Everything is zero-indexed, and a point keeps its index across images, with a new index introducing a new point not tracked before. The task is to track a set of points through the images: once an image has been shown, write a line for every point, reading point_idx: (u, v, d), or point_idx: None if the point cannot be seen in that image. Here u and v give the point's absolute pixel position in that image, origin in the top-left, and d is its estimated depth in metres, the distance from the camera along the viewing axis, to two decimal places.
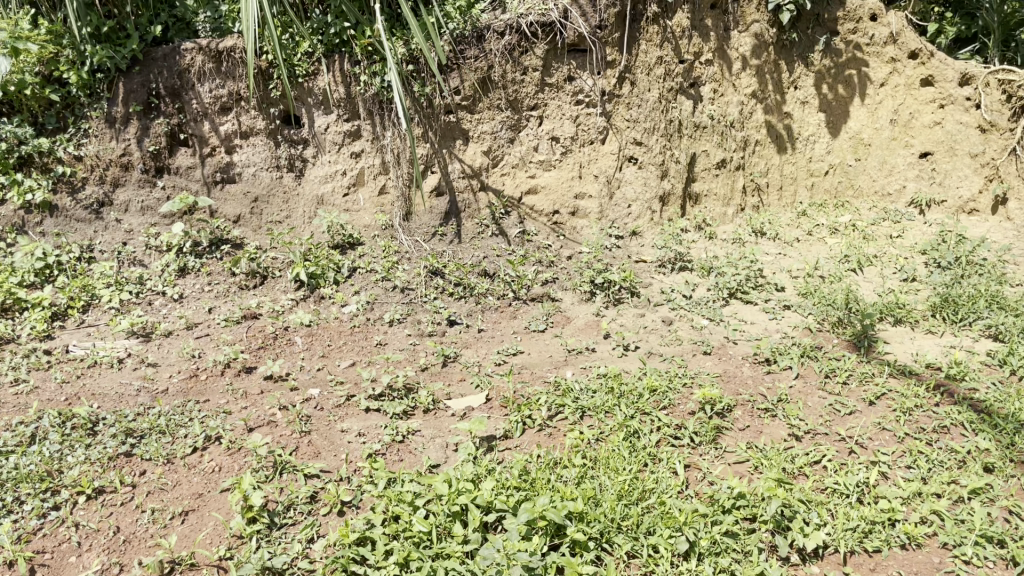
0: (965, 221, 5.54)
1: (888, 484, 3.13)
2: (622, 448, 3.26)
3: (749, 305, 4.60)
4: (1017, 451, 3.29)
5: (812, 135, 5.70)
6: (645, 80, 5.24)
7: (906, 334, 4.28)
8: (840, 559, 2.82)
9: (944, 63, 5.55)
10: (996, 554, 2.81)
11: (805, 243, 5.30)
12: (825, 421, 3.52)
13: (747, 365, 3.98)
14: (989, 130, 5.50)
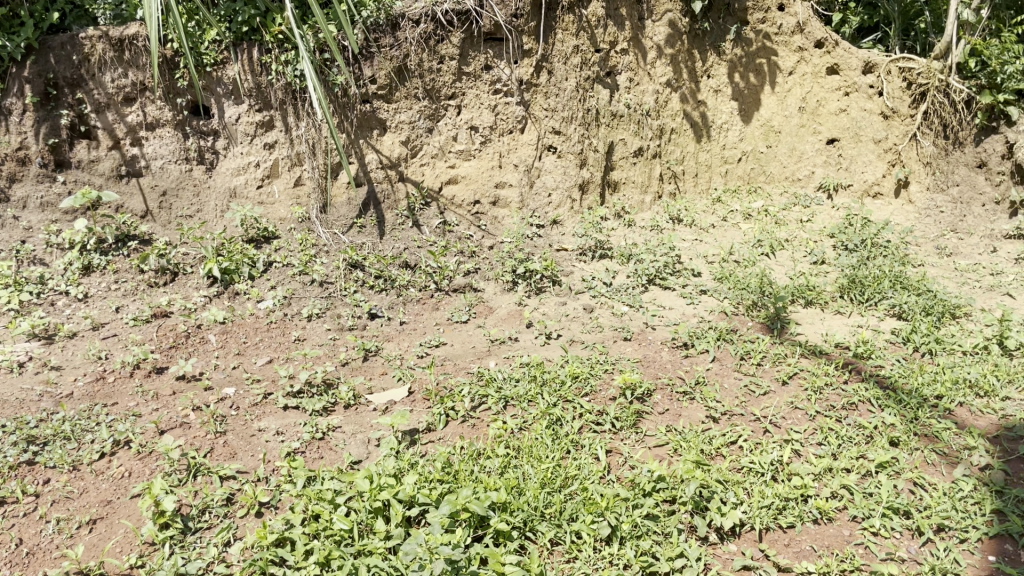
0: (869, 205, 5.76)
1: (801, 461, 3.24)
2: (544, 437, 3.28)
3: (668, 291, 4.69)
4: (920, 425, 3.45)
5: (725, 123, 5.84)
6: (562, 69, 5.29)
7: (816, 315, 4.44)
8: (756, 536, 2.91)
9: (849, 52, 5.77)
10: (902, 525, 2.93)
11: (720, 229, 5.43)
12: (741, 402, 3.61)
13: (666, 350, 4.06)
14: (892, 118, 5.75)
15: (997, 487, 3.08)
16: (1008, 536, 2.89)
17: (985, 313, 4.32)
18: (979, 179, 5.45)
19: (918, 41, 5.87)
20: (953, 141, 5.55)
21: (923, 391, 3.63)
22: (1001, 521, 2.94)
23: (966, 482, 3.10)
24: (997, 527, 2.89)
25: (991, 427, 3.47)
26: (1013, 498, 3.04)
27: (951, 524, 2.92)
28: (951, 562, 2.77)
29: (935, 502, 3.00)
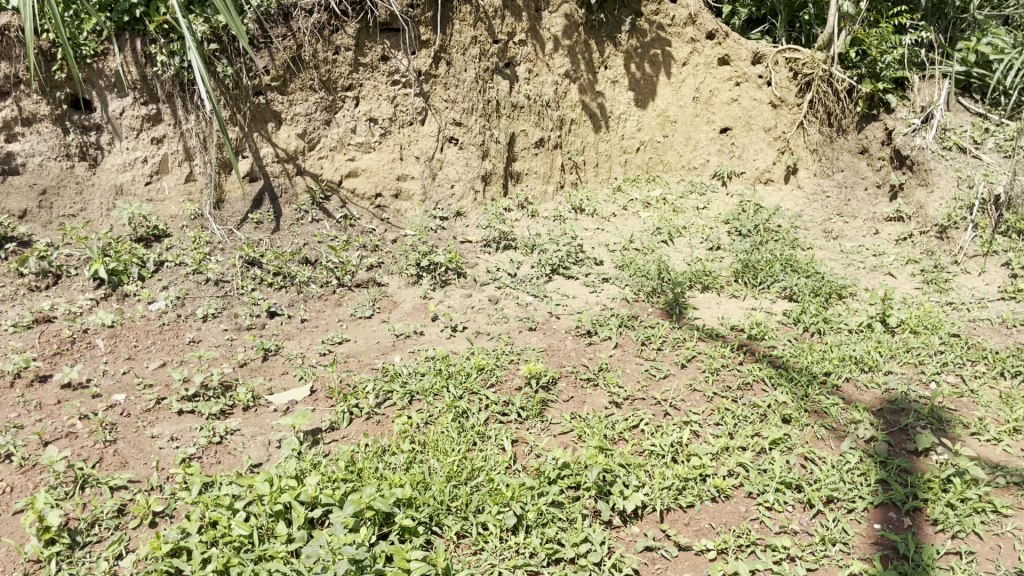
0: (761, 190, 5.96)
1: (699, 442, 3.34)
2: (450, 430, 3.27)
3: (571, 281, 4.74)
4: (810, 402, 3.61)
5: (623, 113, 5.95)
6: (461, 60, 5.28)
7: (713, 299, 4.58)
8: (658, 517, 2.99)
9: (738, 44, 5.94)
10: (794, 499, 3.06)
11: (621, 218, 5.53)
12: (642, 386, 3.70)
13: (571, 339, 4.11)
14: (778, 106, 5.92)
15: (881, 458, 3.25)
16: (892, 504, 3.05)
17: (868, 292, 4.55)
18: (861, 165, 5.67)
19: (803, 33, 6.09)
20: (838, 129, 5.76)
21: (812, 368, 3.80)
22: (885, 490, 3.11)
23: (853, 455, 3.25)
24: (881, 496, 3.06)
25: (875, 401, 3.66)
26: (895, 467, 3.21)
27: (839, 496, 3.07)
28: (840, 531, 2.91)
29: (824, 475, 3.15)
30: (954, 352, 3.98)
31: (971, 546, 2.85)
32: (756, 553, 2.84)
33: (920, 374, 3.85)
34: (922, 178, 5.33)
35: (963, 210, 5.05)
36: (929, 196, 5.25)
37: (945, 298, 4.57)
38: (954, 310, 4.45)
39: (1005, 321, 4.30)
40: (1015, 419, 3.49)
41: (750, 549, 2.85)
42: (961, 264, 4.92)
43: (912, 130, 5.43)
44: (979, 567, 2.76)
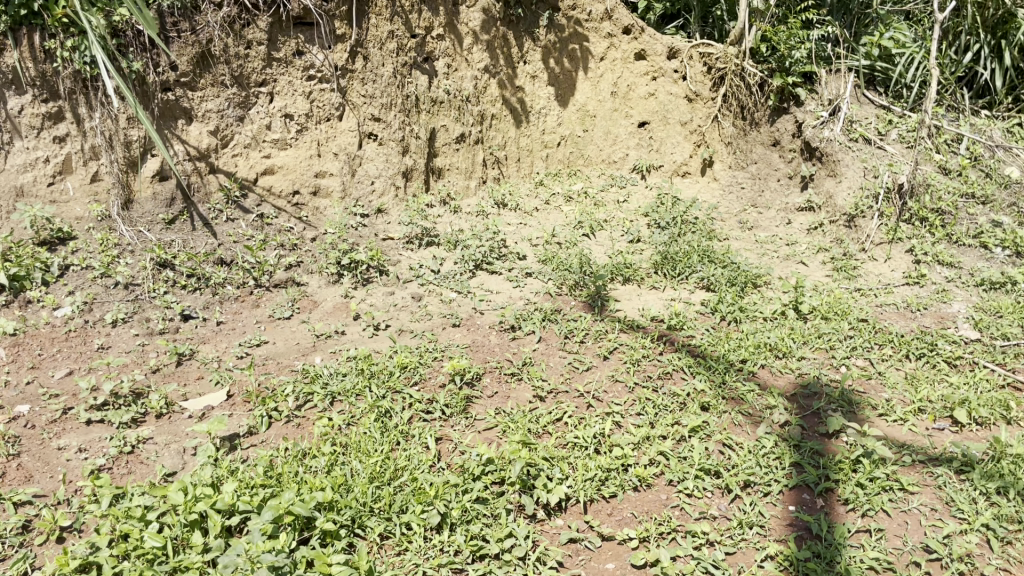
0: (679, 183, 6.09)
1: (621, 432, 3.40)
2: (372, 430, 3.24)
3: (494, 276, 4.75)
4: (727, 388, 3.70)
5: (544, 108, 5.96)
6: (378, 55, 5.23)
7: (633, 291, 4.65)
8: (581, 508, 3.04)
9: (653, 39, 6.07)
10: (713, 485, 3.14)
11: (543, 212, 5.56)
12: (566, 379, 3.74)
13: (494, 334, 4.13)
14: (694, 101, 6.09)
15: (795, 442, 3.36)
16: (805, 486, 3.15)
17: (781, 281, 4.69)
18: (773, 157, 5.83)
19: (716, 28, 6.20)
20: (750, 122, 5.93)
21: (729, 356, 3.90)
22: (799, 473, 3.22)
23: (768, 439, 3.36)
24: (795, 478, 3.16)
25: (789, 386, 3.78)
26: (808, 450, 3.32)
27: (755, 480, 3.16)
28: (756, 515, 2.99)
29: (741, 460, 3.24)
30: (863, 336, 4.14)
31: (880, 524, 2.97)
32: (676, 540, 2.89)
33: (831, 359, 4.00)
34: (831, 169, 5.50)
35: (869, 199, 5.24)
36: (838, 186, 5.44)
37: (854, 285, 4.74)
38: (863, 296, 4.62)
39: (909, 305, 4.49)
40: (919, 400, 3.66)
41: (670, 536, 2.90)
42: (869, 251, 5.10)
43: (820, 123, 5.61)
44: (888, 543, 2.88)
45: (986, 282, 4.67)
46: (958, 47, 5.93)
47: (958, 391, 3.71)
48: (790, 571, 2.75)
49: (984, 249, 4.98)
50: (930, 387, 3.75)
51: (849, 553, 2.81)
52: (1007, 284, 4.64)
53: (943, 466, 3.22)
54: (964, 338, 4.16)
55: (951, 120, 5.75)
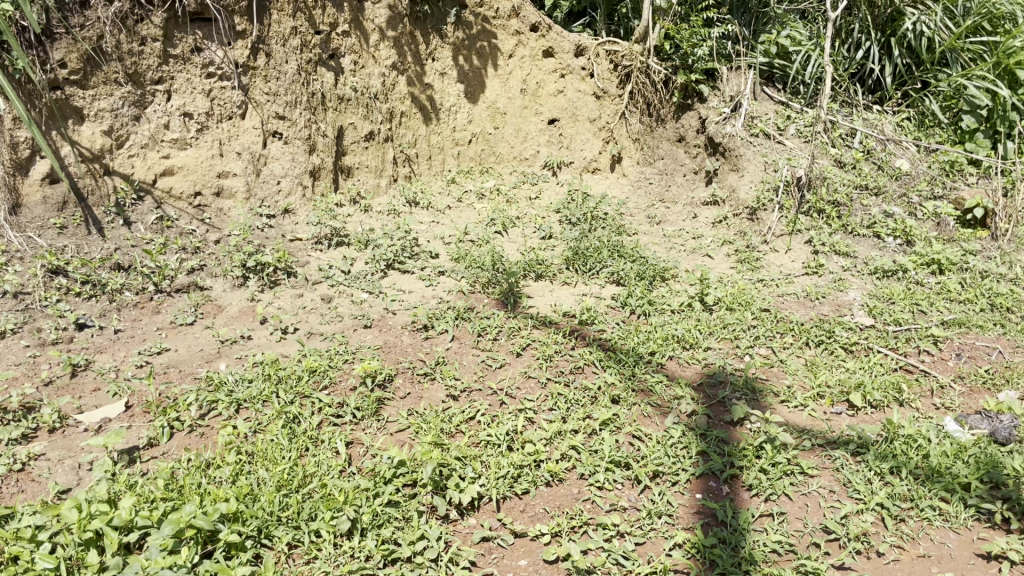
0: (589, 180, 6.11)
1: (534, 428, 3.42)
2: (279, 437, 3.18)
3: (407, 275, 4.71)
4: (636, 380, 3.77)
5: (453, 105, 5.93)
6: (281, 51, 5.13)
7: (546, 287, 4.69)
8: (494, 506, 3.05)
9: (560, 36, 6.11)
10: (623, 477, 3.19)
11: (455, 210, 5.55)
12: (479, 377, 3.74)
13: (407, 334, 4.10)
14: (602, 97, 6.17)
15: (701, 431, 3.44)
16: (712, 474, 3.24)
17: (688, 274, 4.81)
18: (679, 153, 5.97)
19: (621, 26, 6.30)
20: (657, 118, 6.04)
21: (638, 349, 3.98)
22: (705, 461, 3.30)
23: (676, 430, 3.44)
24: (702, 467, 3.24)
25: (696, 376, 3.88)
26: (714, 438, 3.41)
27: (664, 470, 3.23)
28: (665, 504, 3.06)
29: (649, 451, 3.30)
30: (765, 326, 4.28)
31: (782, 507, 3.07)
32: (588, 533, 2.92)
33: (735, 348, 4.12)
34: (734, 164, 5.66)
35: (770, 192, 5.43)
36: (741, 180, 5.60)
37: (756, 276, 4.89)
38: (765, 287, 4.77)
39: (809, 294, 4.66)
40: (818, 385, 3.80)
41: (582, 529, 2.94)
42: (770, 243, 5.26)
43: (722, 119, 5.77)
44: (790, 526, 2.98)
45: (879, 270, 4.89)
46: (850, 44, 6.13)
47: (854, 374, 3.88)
48: (698, 559, 2.82)
49: (877, 239, 5.21)
50: (828, 372, 3.91)
51: (753, 537, 2.90)
52: (899, 271, 4.87)
53: (840, 449, 3.35)
54: (860, 324, 4.34)
55: (845, 115, 5.98)
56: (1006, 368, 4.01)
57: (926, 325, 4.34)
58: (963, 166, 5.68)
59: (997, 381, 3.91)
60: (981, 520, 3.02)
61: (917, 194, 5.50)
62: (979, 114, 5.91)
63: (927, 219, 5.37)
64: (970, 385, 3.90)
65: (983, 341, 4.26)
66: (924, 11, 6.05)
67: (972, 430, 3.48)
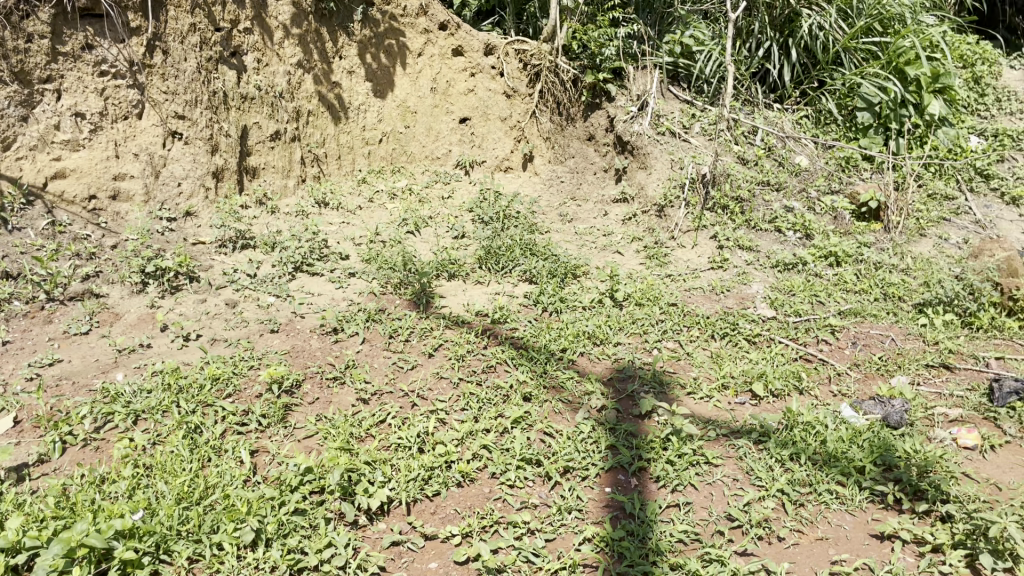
0: (501, 178, 6.12)
1: (445, 429, 3.42)
2: (180, 448, 3.10)
3: (316, 278, 4.63)
4: (548, 377, 3.81)
5: (362, 104, 5.84)
6: (179, 49, 4.97)
7: (459, 287, 4.67)
8: (404, 510, 3.04)
9: (469, 35, 6.08)
10: (534, 474, 3.22)
11: (366, 211, 5.48)
12: (390, 379, 3.72)
13: (315, 338, 4.04)
14: (512, 96, 6.14)
15: (610, 425, 3.50)
16: (620, 467, 3.30)
17: (599, 270, 4.87)
18: (590, 152, 6.02)
19: (530, 24, 6.35)
20: (567, 118, 6.08)
21: (550, 346, 4.01)
22: (614, 455, 3.36)
23: (586, 425, 3.48)
24: (611, 460, 3.29)
25: (606, 371, 3.94)
26: (623, 432, 3.47)
27: (574, 466, 3.27)
28: (574, 499, 3.10)
29: (560, 448, 3.34)
30: (673, 320, 4.37)
31: (687, 498, 3.15)
32: (498, 532, 2.94)
33: (644, 342, 4.19)
34: (641, 161, 5.79)
35: (676, 189, 5.56)
36: (648, 178, 5.74)
37: (665, 271, 5.00)
38: (673, 281, 4.88)
39: (714, 288, 4.79)
40: (722, 375, 3.91)
41: (492, 528, 2.95)
42: (678, 239, 5.37)
43: (630, 118, 5.90)
44: (695, 515, 3.06)
45: (780, 264, 5.06)
46: (753, 44, 6.31)
47: (757, 365, 4.00)
48: (606, 552, 2.86)
49: (778, 233, 5.39)
50: (732, 363, 4.02)
51: (660, 528, 2.96)
52: (798, 264, 5.05)
53: (743, 438, 3.45)
54: (762, 316, 4.48)
55: (747, 113, 6.16)
56: (898, 355, 4.21)
57: (824, 315, 4.51)
58: (858, 161, 5.94)
59: (890, 367, 4.10)
60: (875, 501, 3.16)
61: (815, 189, 5.71)
62: (874, 111, 6.11)
63: (824, 213, 5.57)
64: (865, 372, 4.08)
65: (877, 329, 4.45)
66: (820, 11, 6.27)
67: (867, 416, 3.63)
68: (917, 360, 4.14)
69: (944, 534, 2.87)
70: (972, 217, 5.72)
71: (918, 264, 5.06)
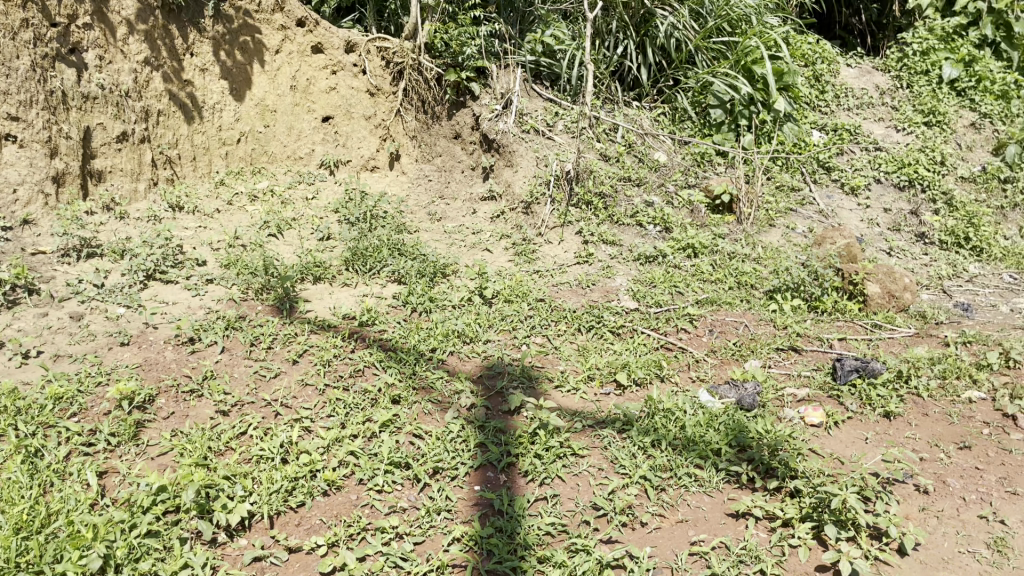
0: (367, 178, 6.07)
1: (310, 437, 3.36)
2: (18, 475, 2.94)
3: (170, 285, 4.42)
4: (417, 378, 3.79)
5: (217, 103, 5.60)
6: (10, 45, 4.66)
7: (324, 290, 4.58)
8: (267, 523, 2.98)
9: (328, 32, 5.95)
10: (402, 477, 3.22)
11: (225, 214, 5.29)
12: (251, 389, 3.62)
13: (170, 349, 3.87)
14: (376, 95, 6.10)
15: (480, 423, 3.52)
16: (489, 464, 3.33)
17: (468, 268, 4.88)
18: (456, 150, 6.05)
19: (391, 22, 6.25)
20: (432, 116, 6.13)
21: (419, 347, 4.00)
22: (484, 452, 3.38)
23: (455, 424, 3.49)
24: (479, 458, 3.32)
25: (475, 369, 3.96)
26: (492, 429, 3.50)
27: (443, 466, 3.28)
28: (444, 499, 3.12)
29: (429, 449, 3.34)
30: (540, 315, 4.44)
31: (555, 490, 3.21)
32: (366, 539, 2.93)
33: (513, 339, 4.24)
34: (508, 160, 5.81)
35: (542, 186, 5.63)
36: (516, 176, 5.75)
37: (532, 268, 5.07)
38: (541, 277, 4.96)
39: (580, 282, 4.90)
40: (588, 367, 4.01)
41: (360, 536, 2.94)
42: (545, 235, 5.47)
43: (495, 116, 5.91)
44: (562, 507, 3.13)
45: (642, 257, 5.23)
46: (613, 43, 6.48)
47: (621, 356, 4.13)
48: (475, 550, 2.90)
49: (639, 227, 5.57)
50: (597, 355, 4.13)
51: (528, 523, 3.02)
52: (659, 257, 5.24)
53: (608, 428, 3.55)
54: (625, 308, 4.62)
55: (608, 111, 6.35)
56: (751, 340, 4.44)
57: (682, 305, 4.69)
58: (712, 156, 6.19)
59: (743, 352, 4.31)
60: (730, 481, 3.32)
61: (673, 183, 5.93)
62: (726, 108, 6.42)
63: (682, 207, 5.80)
64: (721, 358, 4.28)
65: (731, 316, 4.68)
66: (673, 12, 6.51)
67: (722, 400, 3.81)
68: (768, 344, 4.38)
69: (793, 509, 3.06)
70: (816, 207, 6.11)
71: (768, 253, 5.34)
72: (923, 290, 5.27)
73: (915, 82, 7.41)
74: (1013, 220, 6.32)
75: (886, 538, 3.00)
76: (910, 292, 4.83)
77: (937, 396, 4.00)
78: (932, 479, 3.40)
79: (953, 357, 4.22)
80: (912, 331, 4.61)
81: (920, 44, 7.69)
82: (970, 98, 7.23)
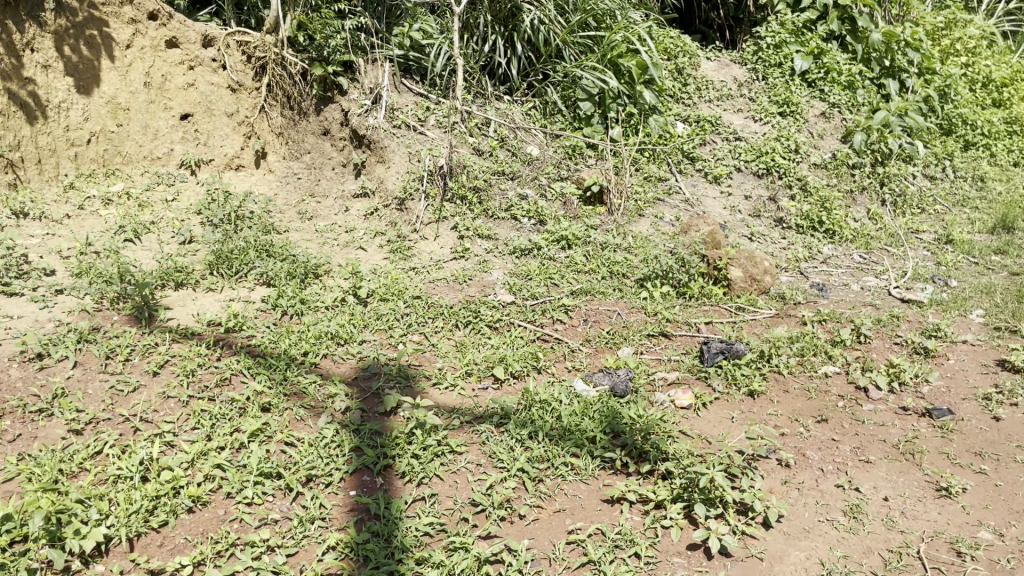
0: (231, 176, 5.82)
1: (173, 453, 3.22)
2: None
3: (14, 297, 4.11)
4: (288, 384, 3.69)
5: (63, 101, 5.30)
6: None
7: (188, 296, 4.38)
8: (126, 546, 2.83)
9: (183, 25, 5.68)
10: (273, 488, 3.12)
11: (75, 219, 4.99)
12: (107, 406, 3.43)
13: (14, 366, 3.61)
14: (237, 91, 5.88)
15: (355, 426, 3.46)
16: (365, 468, 3.27)
17: (341, 268, 4.78)
18: (326, 146, 5.89)
19: (251, 15, 6.05)
20: (299, 112, 5.93)
21: (289, 351, 3.89)
22: (359, 456, 3.32)
23: (329, 429, 3.41)
24: (355, 463, 3.26)
25: (350, 371, 3.88)
26: (368, 431, 3.44)
27: (317, 473, 3.21)
28: (318, 508, 3.05)
29: (301, 456, 3.26)
30: (417, 313, 4.40)
31: (432, 489, 3.20)
32: (235, 555, 2.84)
33: (389, 338, 4.18)
34: (379, 156, 5.76)
35: (416, 181, 5.58)
36: (388, 171, 5.70)
37: (408, 265, 5.03)
38: (417, 274, 4.92)
39: (456, 278, 4.89)
40: (466, 364, 4.01)
41: (228, 552, 2.84)
42: (419, 231, 5.43)
43: (364, 111, 5.82)
44: (440, 506, 3.12)
45: (517, 250, 5.28)
46: (480, 37, 6.49)
47: (497, 350, 4.15)
48: (350, 558, 2.86)
49: (514, 221, 5.62)
50: (475, 351, 4.14)
51: (405, 525, 2.99)
52: (533, 250, 5.30)
53: (485, 423, 3.56)
54: (501, 302, 4.64)
55: (480, 105, 6.37)
56: (624, 328, 4.55)
57: (558, 296, 4.75)
58: (582, 149, 6.28)
59: (616, 340, 4.42)
60: (605, 467, 3.40)
61: (546, 176, 6.00)
62: (594, 100, 6.55)
63: (555, 200, 5.88)
64: (596, 346, 4.37)
65: (605, 305, 4.78)
66: (537, 7, 6.59)
67: (597, 388, 3.90)
68: (639, 331, 4.51)
69: (664, 491, 3.16)
70: (682, 196, 6.32)
71: (637, 242, 5.49)
72: (783, 273, 5.54)
73: (770, 73, 7.76)
74: (861, 204, 6.71)
75: (752, 513, 3.14)
76: (768, 275, 5.10)
77: (797, 372, 4.23)
78: (792, 453, 3.60)
79: (809, 335, 4.47)
80: (773, 312, 4.84)
81: (772, 37, 7.97)
82: (821, 89, 7.67)
